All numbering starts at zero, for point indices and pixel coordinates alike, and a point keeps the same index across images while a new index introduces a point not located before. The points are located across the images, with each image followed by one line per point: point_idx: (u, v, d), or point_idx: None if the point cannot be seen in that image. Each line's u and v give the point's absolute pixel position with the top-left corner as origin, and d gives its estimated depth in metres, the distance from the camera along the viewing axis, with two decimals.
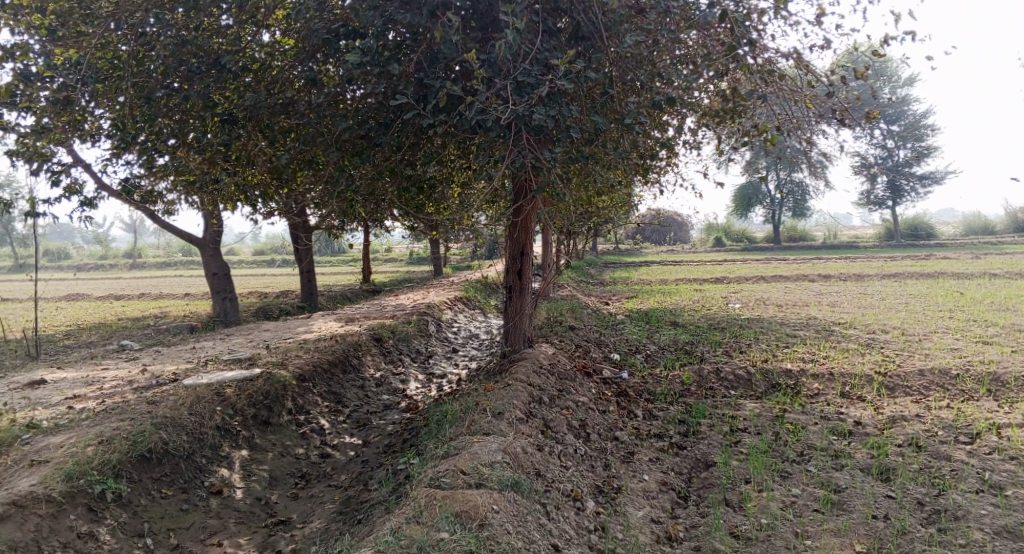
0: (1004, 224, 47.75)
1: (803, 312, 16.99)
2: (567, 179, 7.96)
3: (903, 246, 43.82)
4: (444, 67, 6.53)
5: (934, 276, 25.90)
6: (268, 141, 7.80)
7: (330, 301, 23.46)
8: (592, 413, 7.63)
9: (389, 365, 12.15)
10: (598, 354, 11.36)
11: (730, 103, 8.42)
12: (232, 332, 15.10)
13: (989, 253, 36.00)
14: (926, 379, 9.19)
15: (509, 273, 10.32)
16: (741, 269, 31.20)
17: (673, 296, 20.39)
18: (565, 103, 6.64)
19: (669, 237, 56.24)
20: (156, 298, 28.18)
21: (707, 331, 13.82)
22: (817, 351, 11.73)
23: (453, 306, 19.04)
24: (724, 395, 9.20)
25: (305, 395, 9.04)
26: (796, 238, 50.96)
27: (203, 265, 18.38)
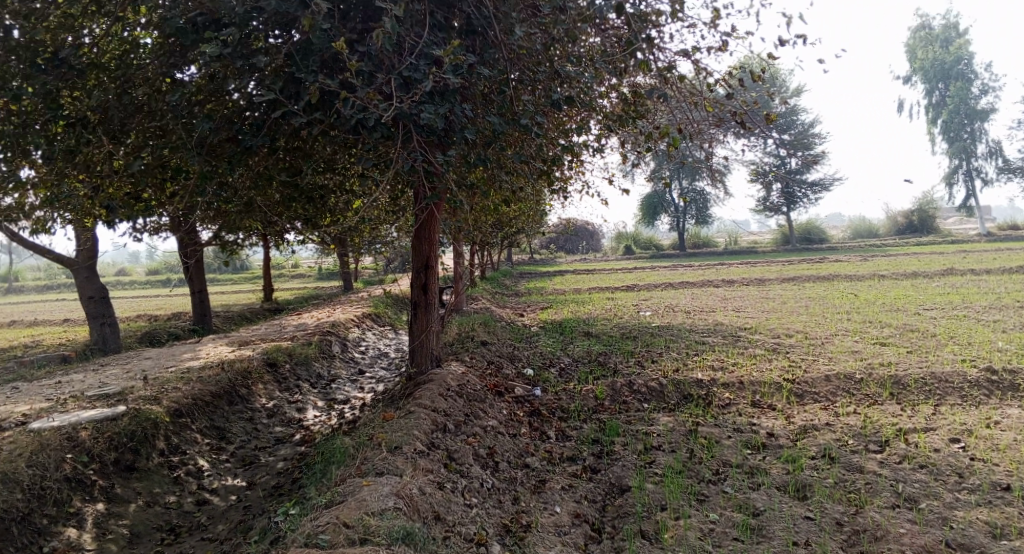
0: (888, 228, 50.60)
1: (711, 319, 17.07)
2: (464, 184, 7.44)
3: (799, 250, 45.69)
4: (320, 63, 5.92)
5: (830, 280, 26.87)
6: (127, 148, 6.95)
7: (227, 321, 22.06)
8: (502, 438, 7.09)
9: (285, 392, 11.25)
10: (509, 370, 10.85)
11: (633, 108, 8.12)
12: (109, 361, 13.77)
13: (877, 256, 37.93)
14: (833, 385, 9.15)
15: (412, 288, 9.66)
16: (650, 277, 31.60)
17: (584, 305, 20.18)
18: (458, 104, 6.14)
19: (580, 246, 56.78)
20: (33, 325, 25.87)
21: (619, 341, 13.57)
22: (726, 358, 11.64)
23: (359, 323, 18.16)
24: (636, 409, 8.86)
25: (181, 434, 8.12)
26: (700, 245, 52.41)
27: (78, 289, 16.83)
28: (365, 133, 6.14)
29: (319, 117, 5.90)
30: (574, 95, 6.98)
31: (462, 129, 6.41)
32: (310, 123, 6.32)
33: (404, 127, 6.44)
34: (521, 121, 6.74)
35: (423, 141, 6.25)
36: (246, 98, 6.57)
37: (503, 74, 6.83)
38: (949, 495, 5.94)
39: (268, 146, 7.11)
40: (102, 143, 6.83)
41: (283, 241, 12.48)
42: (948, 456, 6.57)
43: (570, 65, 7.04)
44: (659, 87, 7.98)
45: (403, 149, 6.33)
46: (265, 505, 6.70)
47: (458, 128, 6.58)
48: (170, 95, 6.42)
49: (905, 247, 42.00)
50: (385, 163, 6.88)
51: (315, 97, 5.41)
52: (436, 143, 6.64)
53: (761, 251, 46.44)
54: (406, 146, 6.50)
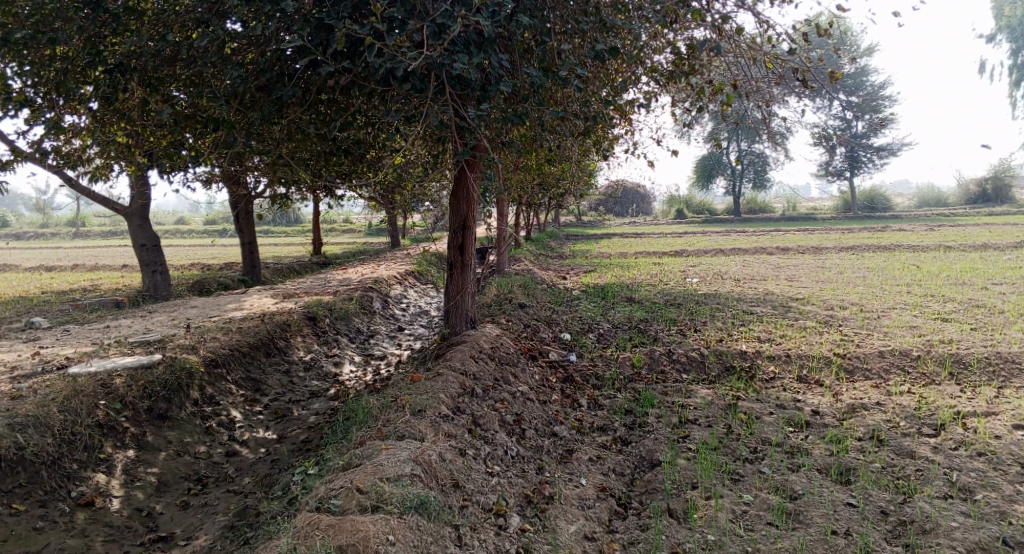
0: (957, 198, 48.26)
1: (761, 287, 16.50)
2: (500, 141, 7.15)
3: (861, 218, 43.97)
4: (350, 8, 5.66)
5: (891, 250, 25.75)
6: (160, 96, 6.87)
7: (275, 273, 22.38)
8: (531, 404, 6.90)
9: (324, 346, 11.30)
10: (547, 334, 10.63)
11: (684, 63, 7.66)
12: (157, 309, 14.06)
13: (944, 226, 36.18)
14: (886, 362, 8.66)
15: (451, 248, 9.48)
16: (701, 241, 30.82)
17: (631, 269, 19.76)
18: (493, 52, 5.83)
19: (632, 208, 55.82)
20: (94, 270, 26.73)
21: (662, 307, 13.21)
22: (773, 330, 11.19)
23: (402, 280, 18.16)
24: (675, 379, 8.57)
25: (215, 384, 8.21)
26: (756, 211, 50.96)
27: (131, 237, 17.20)
28: (394, 84, 5.90)
29: (346, 65, 5.68)
30: (620, 46, 6.58)
31: (497, 81, 6.10)
32: (339, 72, 6.09)
33: (435, 77, 6.17)
34: (561, 72, 6.39)
35: (454, 92, 5.97)
36: (276, 45, 6.38)
37: (544, 24, 6.47)
38: (1009, 487, 5.53)
39: (301, 96, 6.93)
40: (135, 91, 6.77)
41: (326, 195, 12.39)
42: (1010, 444, 6.12)
43: (616, 14, 6.63)
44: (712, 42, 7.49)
45: (432, 100, 6.08)
46: (292, 459, 6.72)
47: (493, 79, 6.27)
48: (199, 40, 6.26)
49: (976, 218, 39.99)
50: (417, 118, 6.63)
51: (340, 42, 5.18)
52: (469, 94, 6.36)
53: (819, 218, 44.91)
54: (437, 97, 6.24)
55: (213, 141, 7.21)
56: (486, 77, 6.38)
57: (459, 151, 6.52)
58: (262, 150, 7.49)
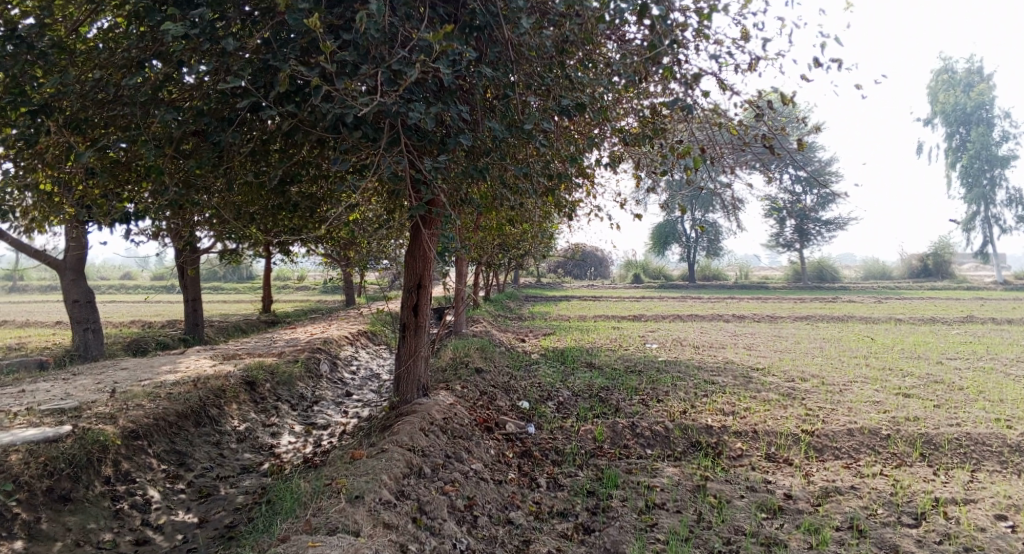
0: (901, 271, 49.65)
1: (720, 356, 16.22)
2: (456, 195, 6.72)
3: (812, 288, 44.77)
4: (296, 49, 5.25)
5: (844, 320, 25.98)
6: (85, 141, 6.29)
7: (219, 332, 21.35)
8: (485, 485, 6.30)
9: (262, 414, 10.49)
10: (503, 403, 10.03)
11: (650, 125, 7.42)
12: (83, 370, 13.05)
13: (892, 298, 36.94)
14: (856, 440, 8.30)
15: (404, 309, 8.93)
16: (658, 307, 30.77)
17: (589, 334, 19.36)
18: (452, 103, 5.46)
19: (589, 272, 56.06)
20: (26, 326, 25.19)
21: (622, 375, 12.76)
22: (737, 401, 10.80)
23: (353, 341, 17.40)
24: (639, 455, 8.04)
25: (133, 458, 7.40)
26: (711, 278, 51.59)
27: (62, 292, 16.14)
28: (344, 132, 5.47)
29: (290, 109, 5.23)
30: (585, 102, 6.29)
31: (455, 134, 5.72)
32: (283, 117, 5.63)
33: (387, 127, 5.76)
34: (524, 127, 6.05)
35: (409, 144, 5.55)
36: (215, 88, 5.88)
37: (506, 76, 6.16)
38: None
39: (242, 143, 6.43)
40: (56, 133, 6.18)
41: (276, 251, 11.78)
42: (995, 538, 5.81)
43: (582, 70, 6.37)
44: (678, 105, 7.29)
45: (384, 150, 5.66)
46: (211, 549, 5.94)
47: (451, 131, 5.89)
48: (129, 80, 5.74)
49: (921, 291, 41.04)
50: (368, 169, 6.17)
51: (282, 84, 4.73)
52: (425, 146, 5.96)
53: (771, 287, 45.59)
54: (389, 147, 5.83)
55: (142, 191, 6.62)
56: (445, 128, 6.00)
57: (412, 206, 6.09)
58: (199, 200, 6.93)
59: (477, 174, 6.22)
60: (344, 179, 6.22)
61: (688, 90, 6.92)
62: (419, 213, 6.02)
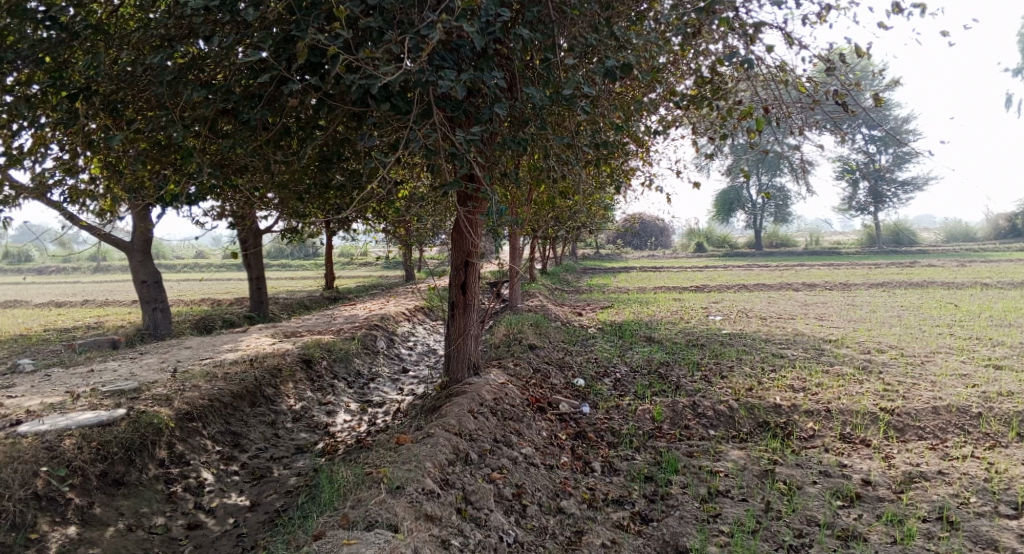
0: (987, 232, 46.86)
1: (789, 327, 15.48)
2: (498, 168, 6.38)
3: (888, 252, 42.75)
4: (320, 16, 4.97)
5: (923, 286, 24.59)
6: (122, 123, 6.20)
7: (283, 309, 21.70)
8: (535, 472, 6.09)
9: (318, 392, 10.48)
10: (558, 381, 9.73)
11: (707, 85, 6.89)
12: (149, 349, 13.35)
13: (976, 261, 34.88)
14: (942, 419, 7.65)
15: (453, 286, 8.69)
16: (723, 276, 29.81)
17: (650, 305, 18.81)
18: (486, 69, 5.11)
19: (651, 241, 54.98)
20: (104, 305, 26.19)
21: (684, 349, 12.26)
22: (808, 377, 10.21)
23: (410, 317, 17.36)
24: (701, 436, 7.63)
25: (188, 441, 7.41)
26: (779, 244, 49.85)
27: (131, 272, 16.56)
28: (373, 103, 5.20)
29: (316, 81, 4.98)
30: (635, 60, 5.84)
31: (491, 102, 5.37)
32: (310, 90, 5.38)
33: (419, 97, 5.46)
34: (567, 92, 5.65)
35: (441, 114, 5.24)
36: (243, 62, 5.67)
37: (547, 37, 5.76)
38: None
39: (276, 120, 6.24)
40: (93, 116, 6.10)
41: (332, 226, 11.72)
42: None
43: (630, 26, 5.89)
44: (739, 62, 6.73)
45: (416, 121, 5.36)
46: (258, 536, 5.87)
47: (489, 99, 5.55)
48: (156, 58, 5.57)
49: (1009, 253, 38.67)
50: (403, 142, 5.89)
51: (302, 54, 4.50)
52: (461, 116, 5.64)
53: (844, 253, 43.71)
54: (422, 119, 5.53)
55: (181, 172, 6.50)
56: (482, 96, 5.66)
57: (449, 180, 5.79)
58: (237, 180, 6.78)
59: (518, 144, 5.87)
60: (379, 153, 5.96)
61: (749, 45, 6.36)
62: (456, 188, 5.71)
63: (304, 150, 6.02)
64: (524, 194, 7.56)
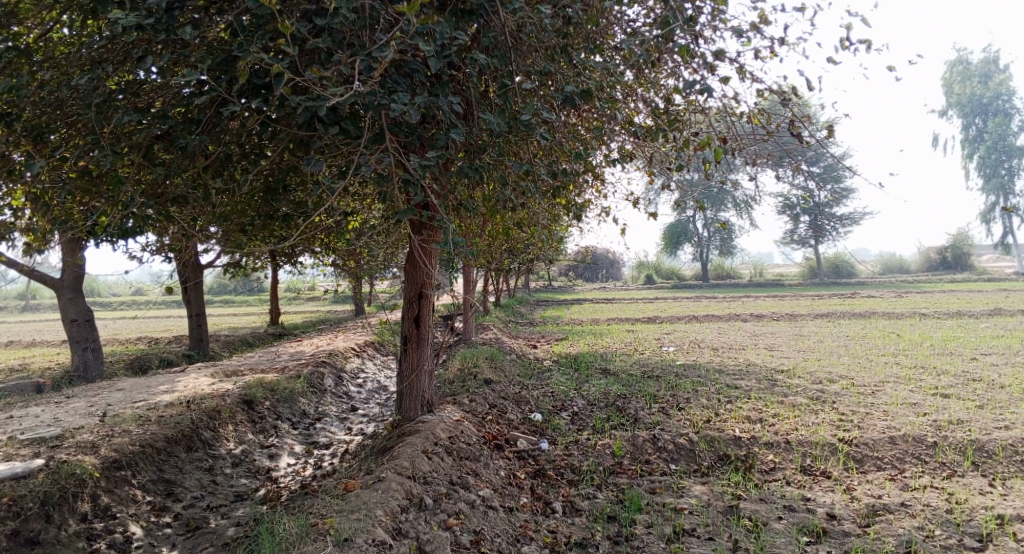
0: (920, 264, 48.64)
1: (741, 358, 15.52)
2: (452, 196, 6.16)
3: (829, 284, 43.91)
4: (263, 35, 4.72)
5: (866, 316, 25.15)
6: (47, 149, 5.78)
7: (226, 346, 20.85)
8: (494, 516, 5.85)
9: (261, 434, 9.94)
10: (515, 416, 9.43)
11: (663, 114, 6.83)
12: (78, 392, 12.54)
13: (912, 291, 36.02)
14: (900, 449, 7.61)
15: (405, 320, 8.37)
16: (673, 307, 30.03)
17: (604, 338, 18.70)
18: (440, 92, 4.91)
19: (600, 274, 55.36)
20: (32, 346, 24.78)
21: (640, 381, 12.10)
22: (765, 407, 10.14)
23: (359, 353, 16.84)
24: (662, 472, 7.42)
25: (115, 491, 6.85)
26: (724, 276, 50.75)
27: (61, 310, 15.66)
28: (320, 127, 4.96)
29: (259, 104, 4.71)
30: (592, 86, 5.73)
31: (445, 127, 5.16)
32: (253, 113, 5.09)
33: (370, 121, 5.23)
34: (523, 117, 5.49)
35: (393, 140, 5.01)
36: (180, 85, 5.36)
37: (502, 62, 5.61)
38: None
39: (216, 146, 5.91)
40: (14, 141, 5.66)
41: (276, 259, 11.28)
42: None
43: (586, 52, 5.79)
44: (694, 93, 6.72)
45: (366, 147, 5.12)
46: None
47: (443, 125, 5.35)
48: (84, 79, 5.22)
49: (942, 283, 40.11)
50: (352, 169, 5.62)
51: (242, 73, 4.23)
52: (414, 142, 5.43)
53: (787, 284, 44.73)
54: (373, 144, 5.29)
55: (111, 201, 6.09)
56: (436, 121, 5.46)
57: (401, 207, 5.54)
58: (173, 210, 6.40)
59: (473, 171, 5.66)
60: (327, 180, 5.68)
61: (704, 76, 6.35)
62: (409, 216, 5.47)
63: (246, 177, 5.69)
64: (478, 224, 7.33)
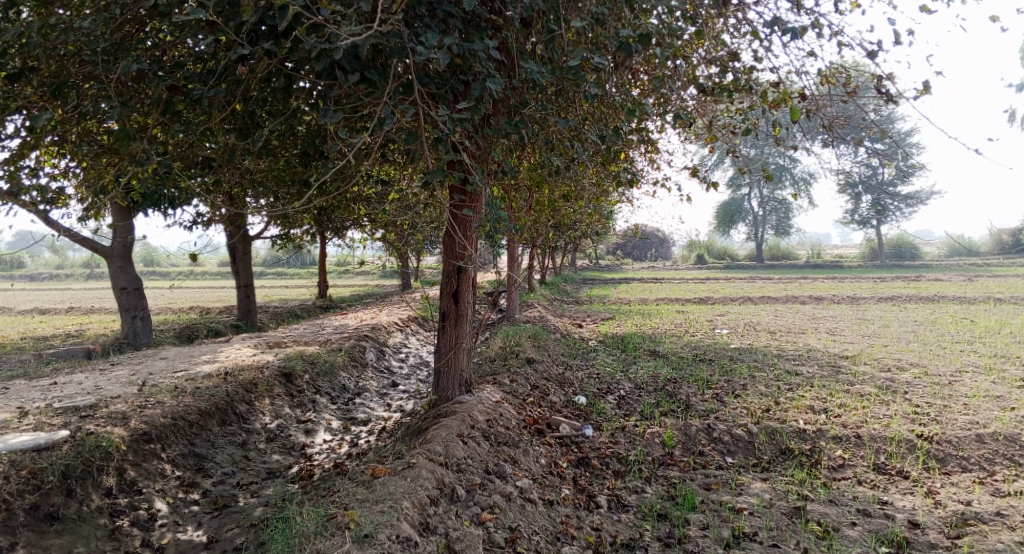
0: (991, 247, 46.19)
1: (801, 342, 14.67)
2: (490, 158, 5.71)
3: (892, 266, 42.08)
4: None
5: (934, 300, 23.81)
6: (63, 103, 5.49)
7: (272, 318, 20.84)
8: (532, 511, 5.41)
9: (297, 408, 9.68)
10: (558, 398, 8.95)
11: (727, 72, 6.18)
12: (122, 361, 12.50)
13: (983, 275, 34.24)
14: (989, 449, 6.90)
15: (444, 295, 7.93)
16: (727, 288, 29.04)
17: (654, 317, 18.01)
18: (475, 37, 4.48)
19: (651, 253, 54.29)
20: (89, 313, 25.24)
21: (692, 365, 11.45)
22: (829, 396, 9.44)
23: (402, 328, 16.56)
24: (718, 465, 6.87)
25: (143, 465, 6.61)
26: (780, 257, 49.16)
27: (110, 279, 15.69)
28: (341, 75, 4.61)
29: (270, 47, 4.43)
30: (647, 34, 5.19)
31: (480, 76, 4.72)
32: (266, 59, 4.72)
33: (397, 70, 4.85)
34: (570, 66, 4.99)
35: (420, 92, 4.60)
36: (193, 30, 5.01)
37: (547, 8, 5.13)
38: None
39: (237, 100, 5.56)
40: (30, 95, 5.39)
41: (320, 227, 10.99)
42: None
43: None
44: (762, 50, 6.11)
45: (392, 99, 4.73)
46: None
47: (478, 73, 4.90)
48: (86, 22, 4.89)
49: (1016, 268, 38.01)
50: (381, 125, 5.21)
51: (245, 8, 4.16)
52: (446, 95, 5.02)
53: (847, 266, 42.96)
54: (401, 96, 4.91)
55: (134, 160, 5.79)
56: (473, 72, 5.02)
57: (430, 169, 5.14)
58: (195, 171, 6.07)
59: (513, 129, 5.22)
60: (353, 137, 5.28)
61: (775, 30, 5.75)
62: (435, 178, 5.07)
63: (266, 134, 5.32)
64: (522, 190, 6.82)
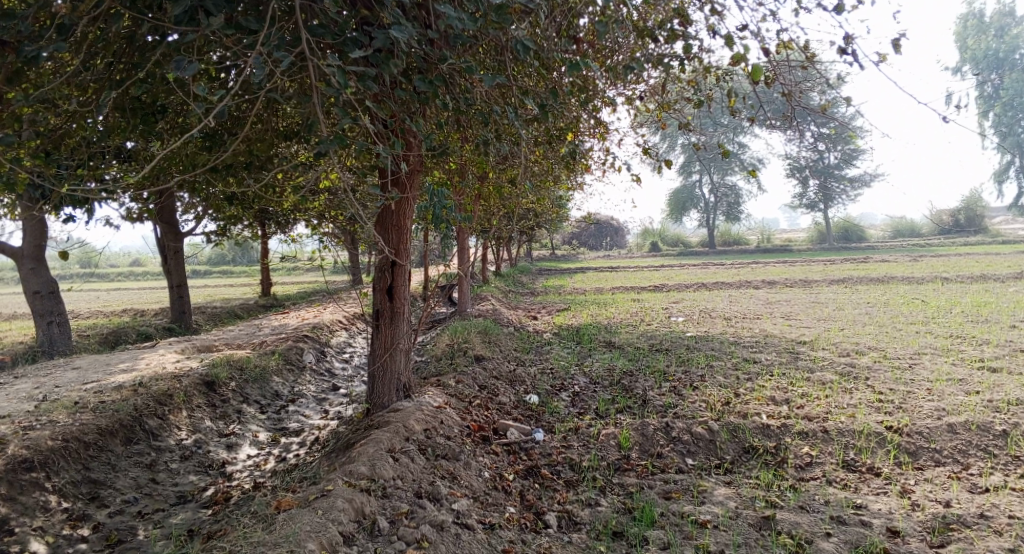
0: (933, 228, 47.03)
1: (758, 328, 14.26)
2: (394, 116, 5.30)
3: (839, 249, 42.52)
4: None
5: (884, 281, 23.81)
6: None
7: (209, 319, 19.67)
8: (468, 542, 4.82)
9: (220, 420, 8.80)
10: (507, 398, 8.28)
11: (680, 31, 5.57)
12: (30, 372, 11.37)
13: (929, 255, 34.72)
14: (961, 440, 6.46)
15: (377, 290, 7.18)
16: (680, 275, 28.73)
17: (608, 307, 17.47)
18: None
19: (605, 242, 54.04)
20: (13, 319, 23.61)
21: (648, 356, 10.88)
22: (790, 384, 8.98)
23: (345, 327, 15.67)
24: (678, 468, 6.28)
25: (19, 500, 5.91)
26: (731, 242, 49.35)
27: (22, 283, 14.25)
28: (207, 21, 4.21)
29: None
30: None
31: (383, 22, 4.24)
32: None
33: (284, 20, 4.40)
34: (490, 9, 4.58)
35: (303, 43, 4.20)
36: None
37: None
38: None
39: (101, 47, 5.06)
40: None
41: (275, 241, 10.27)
42: None
43: None
44: (713, 17, 5.54)
45: (268, 47, 4.28)
46: None
47: (385, 23, 4.28)
48: None
49: (958, 247, 38.71)
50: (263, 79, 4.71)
51: None
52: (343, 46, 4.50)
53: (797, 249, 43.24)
54: (284, 48, 4.36)
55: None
56: (375, 22, 4.53)
57: (324, 138, 4.69)
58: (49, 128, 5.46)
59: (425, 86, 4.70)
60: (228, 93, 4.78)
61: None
62: (331, 147, 4.65)
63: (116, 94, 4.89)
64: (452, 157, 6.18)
